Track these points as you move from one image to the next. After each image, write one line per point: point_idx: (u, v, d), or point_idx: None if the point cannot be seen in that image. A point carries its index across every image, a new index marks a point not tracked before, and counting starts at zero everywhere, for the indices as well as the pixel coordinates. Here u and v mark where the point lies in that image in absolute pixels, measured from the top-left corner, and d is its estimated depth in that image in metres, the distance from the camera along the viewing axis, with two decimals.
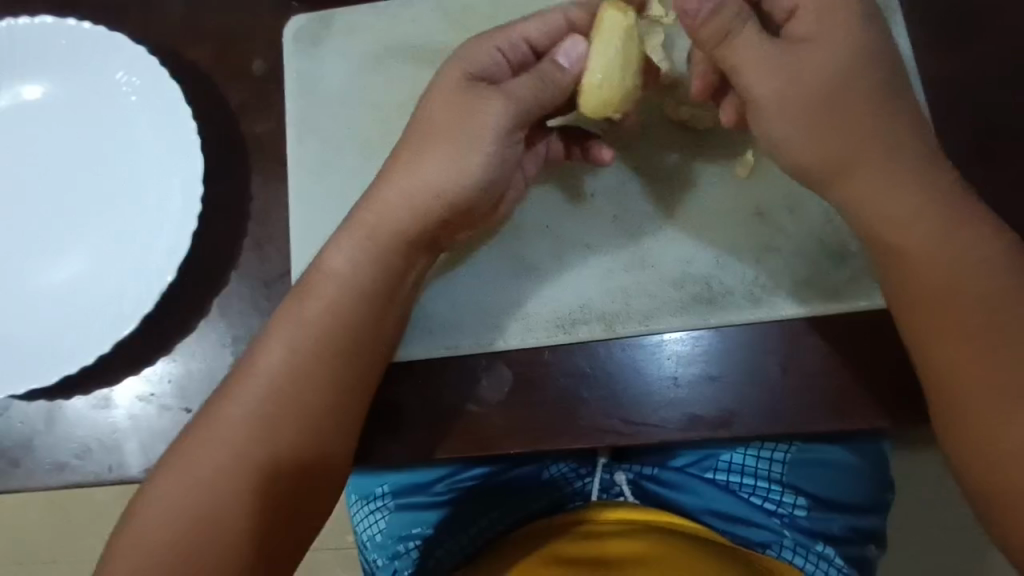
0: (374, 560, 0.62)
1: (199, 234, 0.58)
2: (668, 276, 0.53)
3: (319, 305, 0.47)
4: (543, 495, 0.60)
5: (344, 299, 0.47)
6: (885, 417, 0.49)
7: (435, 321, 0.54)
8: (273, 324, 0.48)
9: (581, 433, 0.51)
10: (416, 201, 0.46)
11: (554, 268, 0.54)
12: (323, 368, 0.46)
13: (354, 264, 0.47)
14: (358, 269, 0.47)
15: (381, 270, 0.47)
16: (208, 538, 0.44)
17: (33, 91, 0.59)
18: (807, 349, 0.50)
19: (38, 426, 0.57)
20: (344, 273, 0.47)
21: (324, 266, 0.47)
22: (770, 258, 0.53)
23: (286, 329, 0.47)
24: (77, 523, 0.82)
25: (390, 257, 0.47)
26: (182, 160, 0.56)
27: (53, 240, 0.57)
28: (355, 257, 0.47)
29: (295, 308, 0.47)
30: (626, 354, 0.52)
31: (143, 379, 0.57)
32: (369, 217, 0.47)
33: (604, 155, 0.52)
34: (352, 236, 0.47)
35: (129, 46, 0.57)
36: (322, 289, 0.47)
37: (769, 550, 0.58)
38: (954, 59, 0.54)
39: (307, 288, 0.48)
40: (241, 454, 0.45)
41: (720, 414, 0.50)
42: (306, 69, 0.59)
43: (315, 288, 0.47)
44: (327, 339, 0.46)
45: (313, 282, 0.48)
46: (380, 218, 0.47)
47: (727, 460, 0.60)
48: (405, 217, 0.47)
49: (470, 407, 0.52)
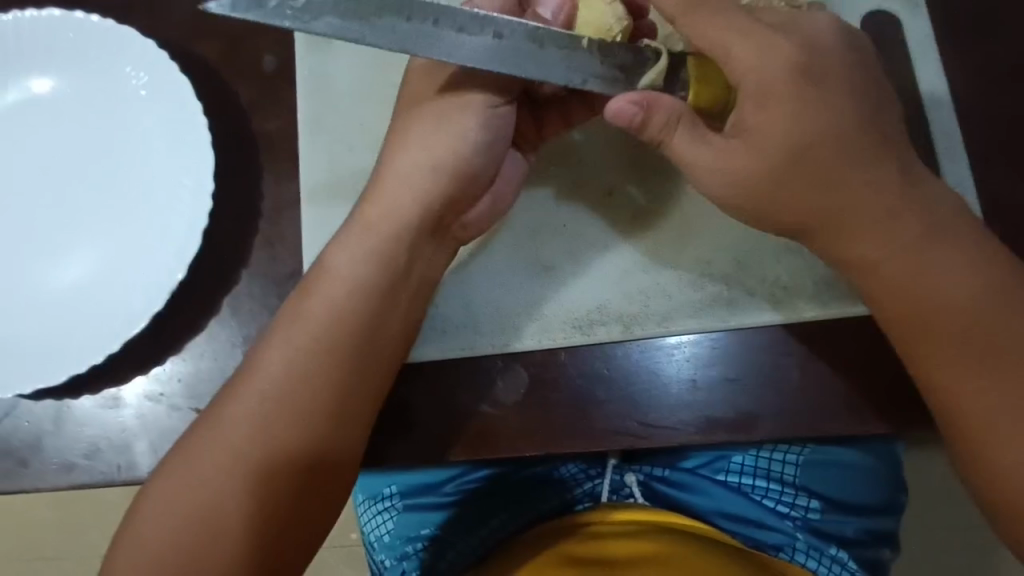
0: (382, 561, 0.61)
1: (209, 232, 0.57)
2: (685, 277, 0.52)
3: (329, 304, 0.46)
4: (552, 496, 0.59)
5: (357, 298, 0.46)
6: (905, 419, 0.48)
7: (449, 322, 0.53)
8: (281, 322, 0.47)
9: (598, 436, 0.50)
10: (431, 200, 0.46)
11: (570, 268, 0.53)
12: (336, 370, 0.45)
13: (365, 262, 0.46)
14: (369, 267, 0.46)
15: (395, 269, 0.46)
16: (222, 541, 0.43)
17: (41, 85, 0.58)
18: (826, 351, 0.50)
19: (45, 426, 0.56)
20: (353, 271, 0.46)
21: (333, 264, 0.46)
22: (788, 258, 0.52)
23: (295, 329, 0.46)
24: (82, 521, 0.82)
25: (398, 255, 0.46)
26: (192, 156, 0.55)
27: (62, 238, 0.56)
28: (366, 256, 0.46)
29: (303, 306, 0.46)
30: (643, 355, 0.51)
31: (153, 378, 0.56)
32: (382, 217, 0.46)
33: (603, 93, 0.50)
34: (364, 234, 0.46)
35: (138, 40, 0.56)
36: (332, 288, 0.46)
37: (782, 554, 0.57)
38: (972, 59, 0.54)
39: (314, 286, 0.47)
40: (255, 456, 0.44)
41: (738, 417, 0.50)
42: (317, 65, 0.58)
43: (323, 287, 0.46)
44: (338, 339, 0.45)
45: (321, 280, 0.47)
46: (394, 218, 0.46)
47: (739, 462, 0.59)
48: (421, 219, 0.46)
49: (484, 408, 0.51)
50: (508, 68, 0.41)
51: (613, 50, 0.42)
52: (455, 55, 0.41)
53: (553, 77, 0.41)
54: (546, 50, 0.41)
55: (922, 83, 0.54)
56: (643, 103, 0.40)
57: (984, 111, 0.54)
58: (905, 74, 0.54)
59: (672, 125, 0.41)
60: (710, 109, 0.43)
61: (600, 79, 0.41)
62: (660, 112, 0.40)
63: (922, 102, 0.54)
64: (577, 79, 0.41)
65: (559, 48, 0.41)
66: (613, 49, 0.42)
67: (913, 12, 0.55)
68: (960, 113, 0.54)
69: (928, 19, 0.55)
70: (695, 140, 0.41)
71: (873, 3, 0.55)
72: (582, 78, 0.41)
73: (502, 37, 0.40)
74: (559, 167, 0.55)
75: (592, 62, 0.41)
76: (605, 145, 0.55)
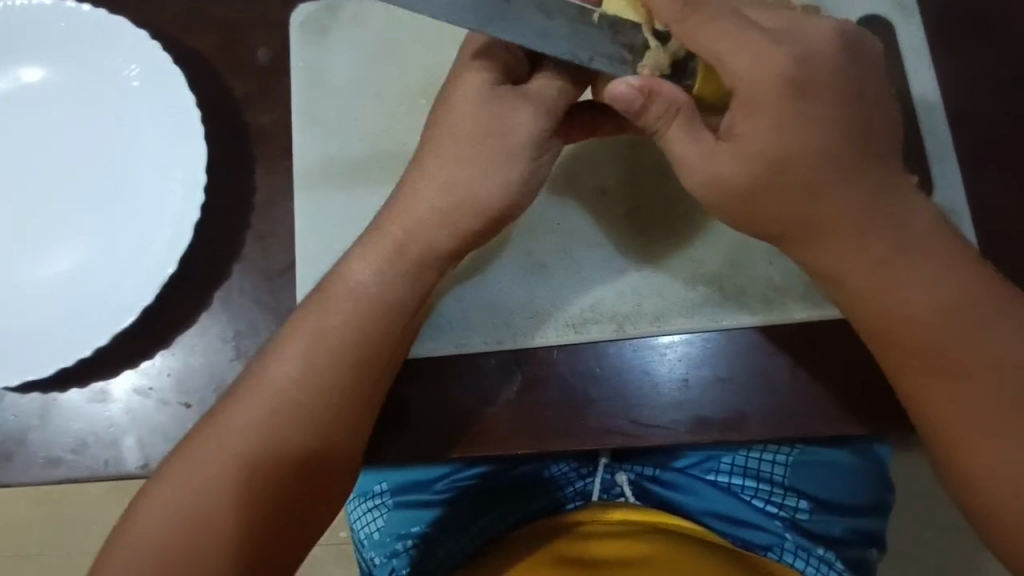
0: (371, 559, 0.60)
1: (200, 226, 0.56)
2: (678, 277, 0.52)
3: (352, 322, 0.45)
4: (543, 495, 0.59)
5: (355, 312, 0.45)
6: (888, 419, 0.49)
7: (443, 318, 0.53)
8: (287, 327, 0.46)
9: (589, 434, 0.50)
10: (441, 210, 0.45)
11: (564, 267, 0.53)
12: (346, 383, 0.45)
13: (388, 281, 0.46)
14: (387, 280, 0.46)
15: (399, 283, 0.46)
16: (209, 532, 0.43)
17: (31, 74, 0.58)
18: (815, 352, 0.50)
19: (32, 420, 0.56)
20: (374, 285, 0.46)
21: (352, 278, 0.46)
22: (783, 259, 0.52)
23: (305, 336, 0.45)
24: (64, 519, 0.81)
25: (425, 278, 0.46)
26: (184, 149, 0.54)
27: (49, 229, 0.56)
28: (393, 276, 0.46)
29: (321, 318, 0.46)
30: (635, 354, 0.51)
31: (141, 372, 0.56)
32: (392, 227, 0.46)
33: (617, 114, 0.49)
34: (383, 248, 0.46)
35: (131, 31, 0.56)
36: (354, 304, 0.46)
37: (770, 553, 0.57)
38: (962, 64, 0.55)
39: (334, 301, 0.46)
40: (245, 452, 0.44)
41: (730, 417, 0.50)
42: (313, 59, 0.58)
43: (344, 303, 0.46)
44: (348, 353, 0.45)
45: (340, 293, 0.46)
46: (399, 229, 0.45)
47: (729, 462, 0.60)
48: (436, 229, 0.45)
49: (476, 406, 0.51)
50: (512, 37, 0.39)
51: (622, 30, 0.41)
52: (457, 20, 0.37)
53: (555, 49, 0.40)
54: (555, 22, 0.39)
55: (914, 86, 0.55)
56: (643, 91, 0.40)
57: (974, 116, 0.54)
58: (898, 77, 0.55)
59: (669, 117, 0.41)
60: (709, 101, 0.43)
61: (606, 57, 0.41)
62: (659, 99, 0.40)
63: (915, 106, 0.54)
64: (581, 55, 0.40)
65: (567, 20, 0.40)
66: (623, 28, 0.41)
67: (908, 16, 0.56)
68: (950, 117, 0.54)
69: (923, 23, 0.56)
70: (689, 136, 0.41)
71: (867, 8, 0.56)
72: (588, 54, 0.41)
73: (512, 4, 0.38)
74: (570, 166, 0.54)
75: (598, 39, 0.41)
76: (602, 142, 0.55)
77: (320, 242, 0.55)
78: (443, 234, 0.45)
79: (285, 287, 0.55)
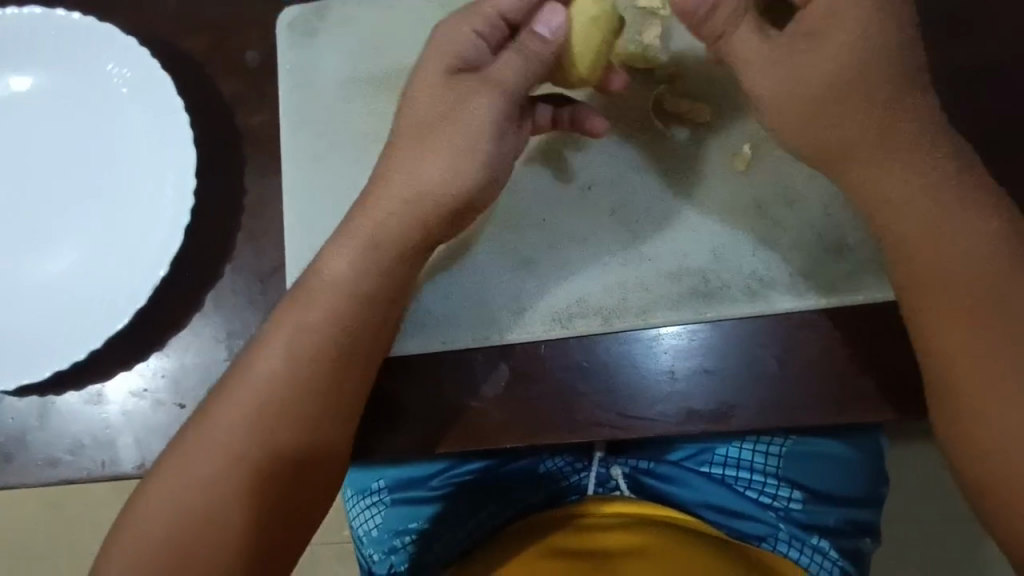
0: (370, 555, 0.61)
1: (192, 228, 0.57)
2: (664, 269, 0.53)
3: (332, 313, 0.46)
4: (539, 490, 0.60)
5: (334, 308, 0.46)
6: (876, 410, 0.49)
7: (432, 314, 0.54)
8: (274, 325, 0.47)
9: (578, 427, 0.51)
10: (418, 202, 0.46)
11: (550, 263, 0.54)
12: (332, 383, 0.46)
13: (367, 272, 0.46)
14: (370, 278, 0.46)
15: (376, 273, 0.47)
16: (201, 533, 0.43)
17: (23, 82, 0.58)
18: (803, 340, 0.50)
19: (30, 422, 0.57)
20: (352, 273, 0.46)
21: (321, 269, 0.46)
22: (767, 251, 0.52)
23: (287, 335, 0.46)
24: (70, 522, 0.82)
25: (410, 264, 0.47)
26: (174, 152, 0.55)
27: (45, 236, 0.56)
28: (366, 264, 0.46)
29: (300, 312, 0.46)
30: (622, 347, 0.52)
31: (137, 374, 0.56)
32: (368, 219, 0.46)
33: (597, 126, 0.51)
34: (362, 241, 0.46)
35: (119, 36, 0.56)
36: (334, 297, 0.46)
37: (764, 543, 0.58)
38: None
39: (311, 292, 0.46)
40: (237, 452, 0.44)
41: (717, 408, 0.50)
42: (299, 60, 0.59)
43: (321, 295, 0.46)
44: (330, 347, 0.46)
45: (323, 288, 0.46)
46: (378, 226, 0.46)
47: (723, 454, 0.60)
48: (419, 226, 0.46)
49: (466, 402, 0.52)
50: None
51: None
52: None
53: None
54: None
55: None
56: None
57: None
58: None
59: (739, 15, 0.43)
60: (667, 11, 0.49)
61: None
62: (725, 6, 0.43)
63: None
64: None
65: None
66: None
67: None
68: None
69: None
70: (753, 38, 0.43)
71: None
72: None
73: None
74: (552, 150, 0.55)
75: None
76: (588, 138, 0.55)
77: (311, 241, 0.56)
78: (422, 223, 0.46)
79: (276, 288, 0.56)
